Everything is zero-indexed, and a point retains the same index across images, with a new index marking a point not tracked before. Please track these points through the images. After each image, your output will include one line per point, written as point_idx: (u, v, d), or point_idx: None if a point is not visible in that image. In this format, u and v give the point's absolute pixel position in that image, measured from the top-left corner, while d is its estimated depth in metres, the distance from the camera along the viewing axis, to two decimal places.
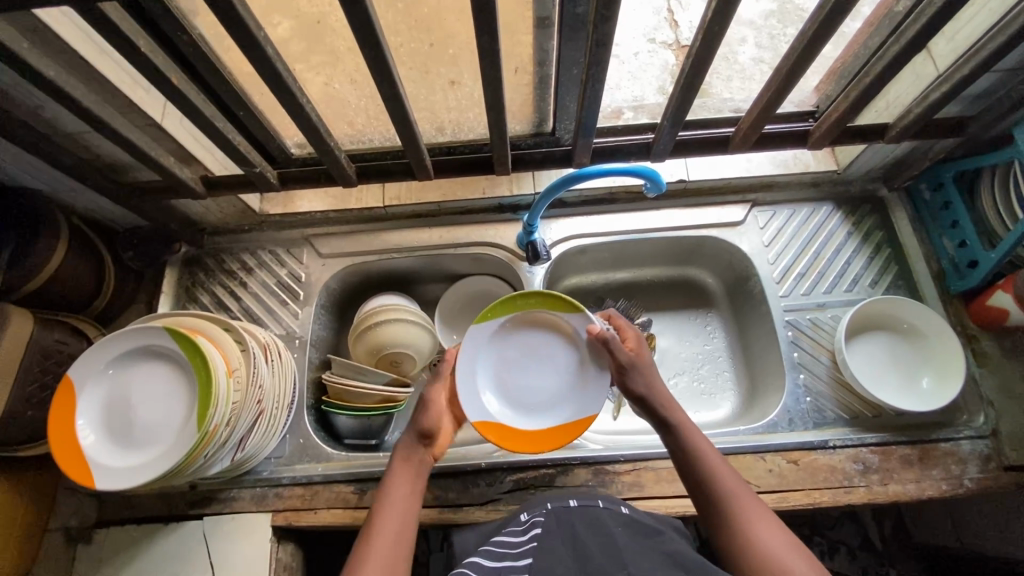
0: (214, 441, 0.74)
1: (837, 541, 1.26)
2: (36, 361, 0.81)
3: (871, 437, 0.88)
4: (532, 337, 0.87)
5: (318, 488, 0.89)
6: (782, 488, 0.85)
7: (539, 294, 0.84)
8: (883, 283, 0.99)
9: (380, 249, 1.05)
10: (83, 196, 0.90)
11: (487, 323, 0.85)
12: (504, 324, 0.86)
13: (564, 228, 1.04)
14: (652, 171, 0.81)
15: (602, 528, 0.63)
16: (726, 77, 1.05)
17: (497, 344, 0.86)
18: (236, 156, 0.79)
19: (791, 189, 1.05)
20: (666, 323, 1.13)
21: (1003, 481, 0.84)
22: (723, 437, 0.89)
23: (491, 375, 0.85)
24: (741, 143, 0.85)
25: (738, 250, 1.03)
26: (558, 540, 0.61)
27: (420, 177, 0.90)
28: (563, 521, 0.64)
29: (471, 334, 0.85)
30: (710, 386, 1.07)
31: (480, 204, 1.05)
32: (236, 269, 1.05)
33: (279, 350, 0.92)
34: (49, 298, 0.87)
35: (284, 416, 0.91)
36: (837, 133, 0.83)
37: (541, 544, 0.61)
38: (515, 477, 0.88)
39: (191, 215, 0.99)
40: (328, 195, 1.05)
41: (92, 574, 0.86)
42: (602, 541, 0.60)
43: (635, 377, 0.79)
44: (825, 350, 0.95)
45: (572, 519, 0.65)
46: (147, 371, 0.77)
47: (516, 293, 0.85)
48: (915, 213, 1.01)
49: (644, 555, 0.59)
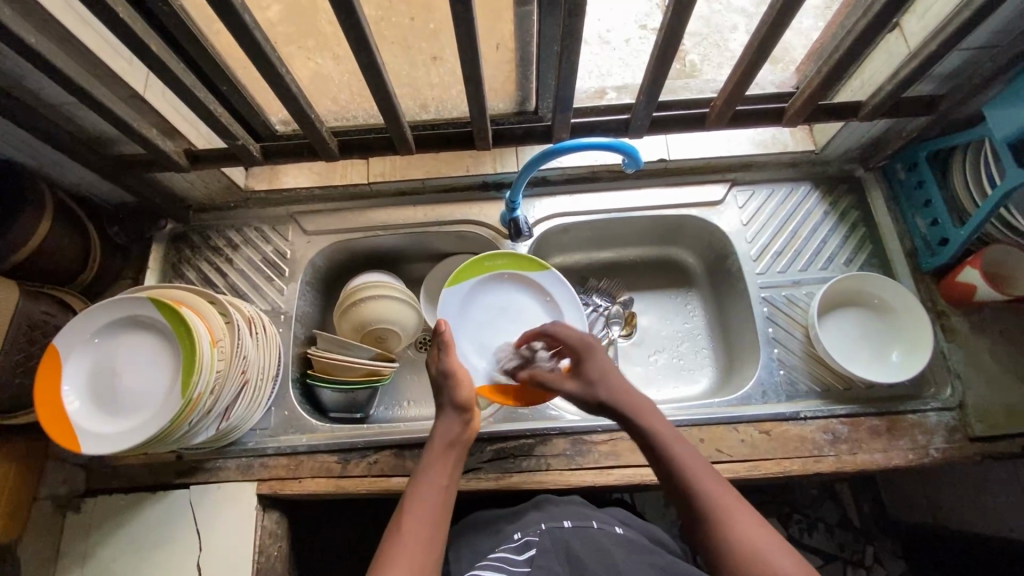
0: (199, 408, 0.75)
1: (816, 519, 1.29)
2: (23, 331, 0.83)
3: (841, 408, 0.90)
4: (502, 294, 1.00)
5: (303, 458, 0.91)
6: (754, 457, 0.87)
7: (505, 254, 0.98)
8: (858, 261, 1.01)
9: (366, 227, 1.06)
10: (68, 169, 0.90)
11: (460, 284, 0.97)
12: (472, 285, 0.98)
13: (547, 207, 1.06)
14: (628, 146, 0.81)
15: (597, 546, 0.69)
16: (718, 64, 1.05)
17: (472, 303, 0.98)
18: (218, 128, 0.80)
19: (770, 169, 1.07)
20: (648, 302, 1.15)
21: (968, 451, 0.87)
22: (699, 409, 0.92)
23: (471, 336, 0.97)
24: (717, 120, 0.87)
25: (717, 229, 1.05)
26: (554, 558, 0.67)
27: (402, 152, 0.91)
28: (557, 540, 0.70)
29: (444, 299, 0.96)
30: (689, 362, 1.09)
31: (464, 182, 1.07)
32: (222, 245, 1.06)
33: (265, 324, 0.93)
34: (35, 270, 0.88)
35: (269, 387, 0.92)
36: (812, 110, 0.85)
37: (539, 561, 0.66)
38: (495, 447, 0.90)
39: (176, 191, 1.00)
40: (312, 171, 1.07)
41: (81, 541, 0.88)
42: (597, 556, 0.67)
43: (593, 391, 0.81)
44: (799, 325, 0.97)
45: (566, 538, 0.70)
46: (135, 341, 0.78)
47: (483, 255, 0.97)
48: (891, 192, 1.03)
49: (638, 566, 0.66)
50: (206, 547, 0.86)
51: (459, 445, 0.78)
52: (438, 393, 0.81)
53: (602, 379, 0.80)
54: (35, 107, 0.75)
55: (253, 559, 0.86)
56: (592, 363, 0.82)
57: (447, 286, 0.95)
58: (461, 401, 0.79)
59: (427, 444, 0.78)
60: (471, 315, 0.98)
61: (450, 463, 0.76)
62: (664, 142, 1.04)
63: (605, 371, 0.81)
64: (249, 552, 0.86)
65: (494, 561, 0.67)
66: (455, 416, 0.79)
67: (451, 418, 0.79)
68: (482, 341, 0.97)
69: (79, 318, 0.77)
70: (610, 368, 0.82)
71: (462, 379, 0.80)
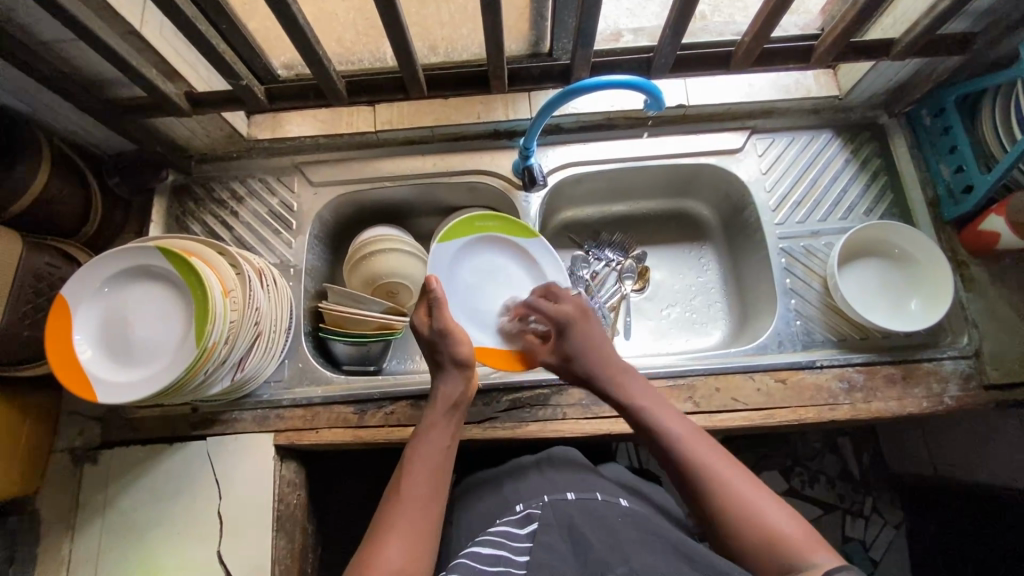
0: (213, 358, 0.74)
1: (818, 471, 1.31)
2: (29, 283, 0.80)
3: (857, 357, 0.90)
4: (489, 257, 0.97)
5: (319, 409, 0.91)
6: (769, 406, 0.88)
7: (497, 217, 0.95)
8: (878, 211, 0.99)
9: (374, 177, 1.03)
10: (65, 116, 0.86)
11: (451, 242, 0.93)
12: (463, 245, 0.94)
13: (560, 155, 1.03)
14: (652, 86, 0.78)
15: (603, 524, 0.63)
16: (728, 17, 0.94)
17: (460, 264, 0.94)
18: (220, 66, 0.76)
19: (791, 116, 1.03)
20: (661, 256, 1.14)
21: (981, 399, 0.88)
22: (713, 359, 0.92)
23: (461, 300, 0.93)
24: (742, 61, 0.83)
25: (735, 178, 1.02)
26: (556, 534, 0.62)
27: (413, 95, 0.87)
28: (561, 515, 0.65)
29: (434, 255, 0.91)
30: (702, 316, 1.08)
31: (474, 129, 1.03)
32: (226, 198, 1.03)
33: (275, 277, 0.91)
34: (37, 221, 0.85)
35: (282, 339, 0.91)
36: (842, 49, 0.80)
37: (540, 538, 0.61)
38: (511, 397, 0.90)
39: (176, 139, 0.96)
40: (316, 117, 1.02)
41: (100, 492, 0.88)
42: (602, 533, 0.61)
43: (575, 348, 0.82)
44: (817, 276, 0.96)
45: (570, 512, 0.66)
46: (145, 293, 0.77)
47: (476, 214, 0.94)
48: (914, 139, 1.00)
49: (645, 546, 0.59)
50: (225, 496, 0.87)
51: (459, 404, 0.78)
52: (434, 352, 0.80)
53: (589, 350, 0.82)
54: (26, 43, 0.71)
55: (273, 507, 0.87)
56: (577, 335, 0.83)
57: (438, 241, 0.91)
58: (459, 357, 0.78)
59: (429, 404, 0.77)
60: (458, 276, 0.94)
61: (451, 423, 0.76)
62: (683, 86, 1.00)
63: (590, 343, 0.82)
64: (268, 500, 0.87)
65: (492, 539, 0.64)
66: (456, 373, 0.78)
67: (453, 377, 0.78)
68: (469, 303, 0.93)
69: (87, 265, 0.75)
70: (598, 341, 0.83)
71: (459, 334, 0.79)
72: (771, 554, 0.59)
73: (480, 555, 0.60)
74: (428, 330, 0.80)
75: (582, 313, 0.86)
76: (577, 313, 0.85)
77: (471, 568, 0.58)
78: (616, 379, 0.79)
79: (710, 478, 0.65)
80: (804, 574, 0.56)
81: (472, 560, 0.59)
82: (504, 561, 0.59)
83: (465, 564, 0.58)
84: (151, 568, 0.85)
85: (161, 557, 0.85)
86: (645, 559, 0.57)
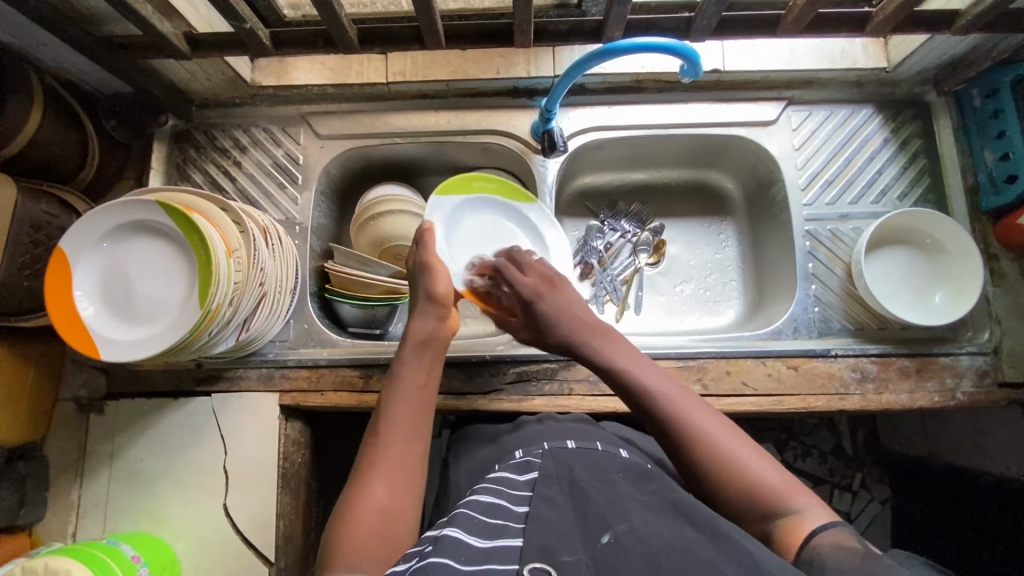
0: (218, 320, 0.72)
1: (811, 446, 1.32)
2: (25, 232, 0.78)
3: (873, 347, 0.88)
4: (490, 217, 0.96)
5: (324, 371, 0.91)
6: (779, 392, 0.87)
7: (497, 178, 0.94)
8: (913, 196, 0.94)
9: (384, 132, 0.97)
10: (54, 50, 0.80)
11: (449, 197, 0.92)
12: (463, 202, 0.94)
13: (583, 118, 0.97)
14: (690, 50, 0.73)
15: (603, 475, 0.61)
16: None
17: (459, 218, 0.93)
18: (222, 7, 0.69)
19: (832, 87, 0.97)
20: (678, 229, 1.10)
21: (994, 396, 0.86)
22: (726, 342, 0.90)
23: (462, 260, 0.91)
24: (791, 26, 0.75)
25: (765, 152, 0.97)
26: (555, 486, 0.60)
27: (429, 46, 0.80)
28: (561, 465, 0.63)
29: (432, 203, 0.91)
30: (716, 294, 1.06)
31: (493, 85, 0.96)
32: (229, 147, 0.98)
33: (280, 235, 0.88)
34: (33, 165, 0.81)
35: (287, 300, 0.89)
36: (902, 19, 0.73)
37: (539, 489, 0.59)
38: (518, 369, 0.90)
39: (175, 81, 0.90)
40: (324, 65, 0.95)
41: (106, 441, 0.89)
42: (603, 488, 0.58)
43: (540, 307, 0.78)
44: (841, 261, 0.93)
45: (570, 464, 0.63)
46: (152, 240, 0.74)
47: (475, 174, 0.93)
48: (960, 121, 0.93)
49: (646, 502, 0.57)
50: (231, 452, 0.88)
51: (435, 342, 0.75)
52: (413, 288, 0.78)
53: (558, 317, 0.77)
54: None
55: (278, 465, 0.88)
56: (548, 303, 0.78)
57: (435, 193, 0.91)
58: (434, 294, 0.76)
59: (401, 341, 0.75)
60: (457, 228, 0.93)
61: (427, 365, 0.73)
62: (720, 48, 0.92)
63: (561, 310, 0.78)
64: (273, 457, 0.88)
65: (491, 486, 0.63)
66: (428, 308, 0.76)
67: (427, 314, 0.75)
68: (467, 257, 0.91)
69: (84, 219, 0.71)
70: (568, 305, 0.78)
71: (436, 272, 0.77)
72: (760, 506, 0.58)
73: (479, 504, 0.59)
74: (413, 266, 0.80)
75: (548, 284, 0.80)
76: (543, 286, 0.80)
77: (471, 519, 0.56)
78: (596, 334, 0.75)
79: (708, 444, 0.62)
80: (786, 521, 0.56)
81: (471, 508, 0.58)
82: (502, 513, 0.57)
83: (466, 513, 0.57)
84: (159, 517, 0.87)
85: (168, 506, 0.87)
86: (645, 518, 0.53)
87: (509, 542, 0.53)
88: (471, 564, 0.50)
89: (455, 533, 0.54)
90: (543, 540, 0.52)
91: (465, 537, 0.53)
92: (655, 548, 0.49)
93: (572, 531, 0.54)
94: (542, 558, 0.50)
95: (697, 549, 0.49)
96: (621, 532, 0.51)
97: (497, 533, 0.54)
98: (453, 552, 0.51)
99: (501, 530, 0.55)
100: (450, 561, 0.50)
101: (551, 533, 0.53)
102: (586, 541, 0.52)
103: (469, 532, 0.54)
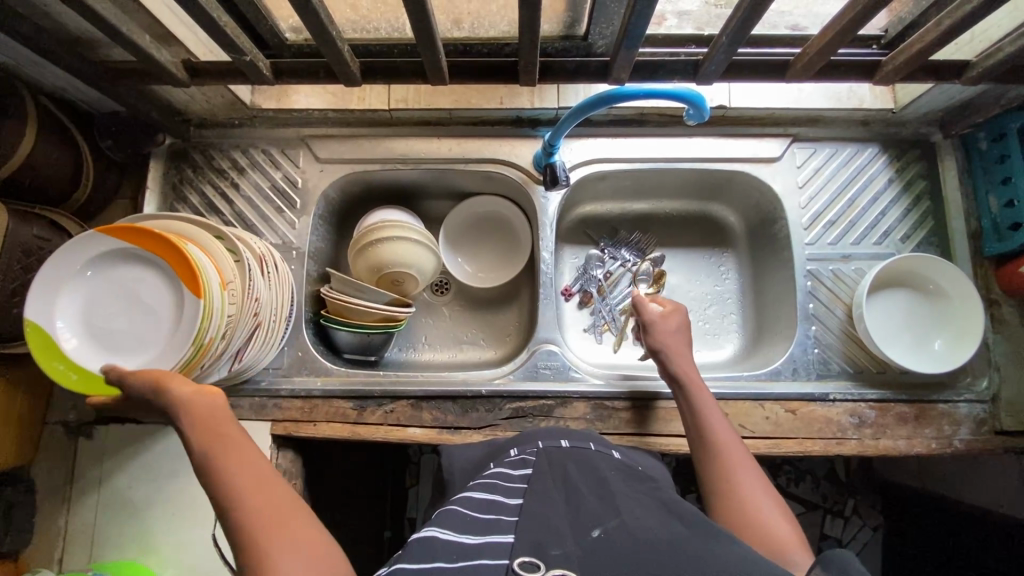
0: (211, 353, 0.71)
1: (805, 471, 1.31)
2: (17, 258, 0.76)
3: (872, 393, 0.88)
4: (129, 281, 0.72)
5: (318, 402, 0.89)
6: (776, 435, 0.86)
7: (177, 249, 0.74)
8: (915, 238, 0.94)
9: (385, 158, 0.96)
10: (51, 72, 0.78)
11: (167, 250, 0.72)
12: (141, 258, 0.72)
13: (585, 150, 0.96)
14: (696, 96, 0.73)
15: (594, 475, 0.60)
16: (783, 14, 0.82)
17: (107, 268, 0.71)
18: (222, 41, 0.67)
19: (838, 125, 0.96)
20: (678, 259, 1.09)
21: (992, 444, 0.86)
22: (726, 383, 0.89)
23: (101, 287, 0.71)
24: (800, 71, 0.75)
25: (769, 189, 0.96)
26: (548, 481, 0.59)
27: (433, 81, 0.79)
28: (555, 463, 0.62)
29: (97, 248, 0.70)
30: (715, 327, 1.05)
31: (496, 114, 0.95)
32: (226, 167, 0.97)
33: (277, 262, 0.86)
34: (24, 188, 0.79)
35: (281, 329, 0.88)
36: (911, 70, 0.73)
37: (533, 484, 0.58)
38: (514, 405, 0.89)
39: (174, 102, 0.89)
40: (325, 89, 0.94)
41: (94, 467, 0.88)
42: (595, 487, 0.57)
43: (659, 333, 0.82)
44: (842, 302, 0.92)
45: (564, 462, 0.62)
46: (131, 276, 0.72)
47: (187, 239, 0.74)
48: (966, 163, 0.93)
49: (638, 500, 0.55)
50: None
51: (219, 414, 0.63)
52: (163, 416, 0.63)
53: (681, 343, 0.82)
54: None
55: None
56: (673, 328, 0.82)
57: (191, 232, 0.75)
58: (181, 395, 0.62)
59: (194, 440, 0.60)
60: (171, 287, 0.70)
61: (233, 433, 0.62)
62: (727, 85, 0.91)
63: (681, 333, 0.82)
64: None
65: (485, 484, 0.60)
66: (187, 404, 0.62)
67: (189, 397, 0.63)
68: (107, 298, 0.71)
69: (40, 278, 0.69)
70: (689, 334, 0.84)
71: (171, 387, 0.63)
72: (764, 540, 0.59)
73: (471, 502, 0.55)
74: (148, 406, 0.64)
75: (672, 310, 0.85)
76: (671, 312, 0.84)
77: (464, 517, 0.53)
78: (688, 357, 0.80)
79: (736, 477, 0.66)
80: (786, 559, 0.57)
81: (465, 507, 0.54)
82: (496, 507, 0.54)
83: (458, 512, 0.53)
84: (146, 545, 0.86)
85: (155, 534, 0.86)
86: (635, 514, 0.52)
87: (501, 536, 0.49)
88: (461, 560, 0.46)
89: (444, 533, 0.49)
90: (535, 534, 0.49)
91: (455, 536, 0.49)
92: (644, 541, 0.48)
93: (563, 525, 0.51)
94: (532, 552, 0.47)
95: (689, 543, 0.48)
96: (611, 528, 0.50)
97: (490, 529, 0.51)
98: (443, 552, 0.47)
99: (495, 525, 0.51)
100: (441, 562, 0.45)
101: (542, 527, 0.50)
102: (575, 533, 0.50)
103: (460, 531, 0.50)
